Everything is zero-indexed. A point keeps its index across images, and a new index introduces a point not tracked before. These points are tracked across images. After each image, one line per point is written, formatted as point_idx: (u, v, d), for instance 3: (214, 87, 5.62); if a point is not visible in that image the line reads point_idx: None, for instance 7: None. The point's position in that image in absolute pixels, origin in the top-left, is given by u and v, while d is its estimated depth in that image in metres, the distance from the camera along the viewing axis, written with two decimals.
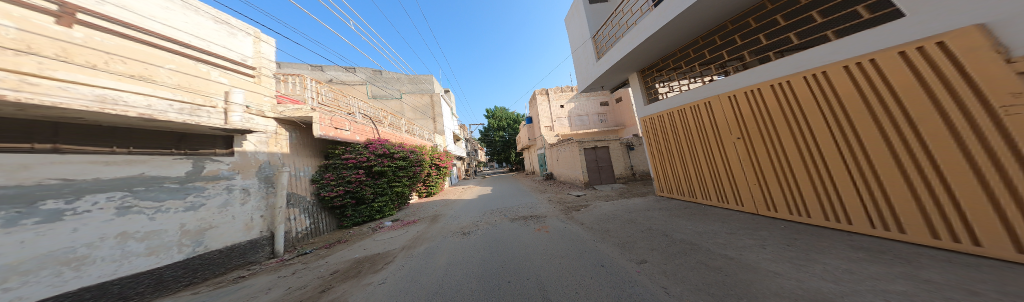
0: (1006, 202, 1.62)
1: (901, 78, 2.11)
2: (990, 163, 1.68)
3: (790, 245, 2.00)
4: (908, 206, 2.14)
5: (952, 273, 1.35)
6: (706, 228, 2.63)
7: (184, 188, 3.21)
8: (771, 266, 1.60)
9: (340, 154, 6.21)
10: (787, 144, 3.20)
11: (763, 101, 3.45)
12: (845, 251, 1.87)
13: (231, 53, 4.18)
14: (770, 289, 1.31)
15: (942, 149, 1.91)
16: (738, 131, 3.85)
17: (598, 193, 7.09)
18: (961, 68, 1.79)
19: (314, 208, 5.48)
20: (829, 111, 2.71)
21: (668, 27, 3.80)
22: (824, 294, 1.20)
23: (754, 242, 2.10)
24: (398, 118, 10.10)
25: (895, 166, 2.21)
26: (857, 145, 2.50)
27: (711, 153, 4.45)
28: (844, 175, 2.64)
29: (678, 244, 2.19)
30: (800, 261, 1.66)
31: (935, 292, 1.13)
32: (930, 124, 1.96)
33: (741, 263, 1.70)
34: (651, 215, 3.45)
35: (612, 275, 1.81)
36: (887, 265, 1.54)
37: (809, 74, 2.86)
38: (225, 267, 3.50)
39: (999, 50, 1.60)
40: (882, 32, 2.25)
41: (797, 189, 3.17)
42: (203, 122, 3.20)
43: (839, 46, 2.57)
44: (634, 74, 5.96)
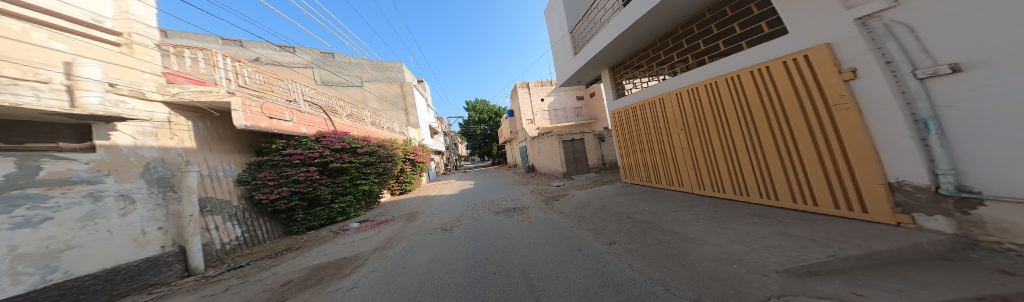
0: (832, 170, 2.47)
1: (783, 82, 2.81)
2: (825, 145, 2.50)
3: (714, 217, 2.61)
4: (785, 180, 2.96)
5: (804, 228, 2.00)
6: (658, 208, 3.18)
7: (4, 198, 2.12)
8: (701, 236, 2.08)
9: (279, 149, 5.06)
10: (713, 134, 3.95)
11: (698, 97, 4.12)
12: (747, 217, 2.54)
13: (71, 9, 2.70)
14: (702, 255, 1.72)
15: (801, 136, 2.71)
16: (680, 124, 4.57)
17: (573, 182, 7.71)
18: (815, 78, 2.50)
19: (246, 214, 4.47)
20: (738, 107, 3.44)
21: (634, 27, 4.08)
22: (735, 255, 1.64)
23: (691, 217, 2.66)
24: (360, 109, 8.76)
25: (774, 149, 3.05)
26: (755, 135, 3.28)
27: (661, 142, 5.22)
28: (747, 159, 3.45)
29: (639, 224, 2.62)
30: (720, 228, 2.20)
31: (795, 244, 1.68)
32: (796, 118, 2.73)
33: (682, 235, 2.16)
34: (618, 200, 3.97)
35: (588, 257, 2.07)
36: (770, 225, 2.17)
37: (729, 76, 3.54)
38: (108, 296, 2.60)
39: (836, 64, 2.30)
40: (776, 43, 2.90)
41: (716, 171, 4.03)
42: (26, 105, 2.11)
43: (749, 54, 3.22)
44: (606, 71, 6.53)
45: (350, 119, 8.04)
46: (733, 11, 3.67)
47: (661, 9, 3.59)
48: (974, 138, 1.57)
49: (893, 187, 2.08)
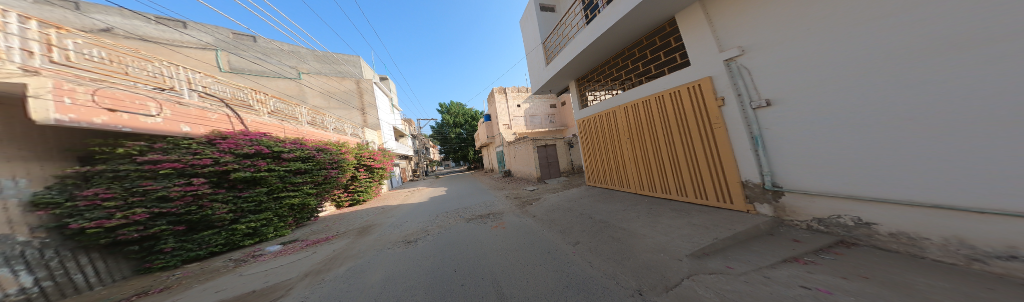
0: (717, 174, 3.25)
1: (684, 104, 3.54)
2: (712, 155, 3.27)
3: (651, 213, 3.21)
4: (692, 185, 3.64)
5: (706, 218, 2.69)
6: (613, 207, 3.71)
7: None
8: (642, 231, 2.55)
9: (129, 155, 3.30)
10: (641, 146, 4.55)
11: (629, 113, 4.73)
12: (672, 211, 3.23)
13: None
14: (642, 250, 2.13)
15: (696, 148, 3.46)
16: (618, 136, 5.16)
17: (546, 186, 8.12)
18: (703, 102, 3.25)
19: (48, 253, 2.71)
20: (655, 123, 4.12)
21: (592, 47, 4.59)
22: (663, 247, 2.10)
23: (636, 214, 3.21)
24: (288, 103, 7.28)
25: (681, 159, 3.76)
26: (669, 148, 3.92)
27: (605, 152, 5.80)
28: (665, 168, 4.09)
29: (598, 224, 3.00)
30: (655, 223, 2.74)
31: (700, 234, 2.26)
32: (693, 133, 3.46)
33: (629, 231, 2.59)
34: (583, 201, 4.43)
35: (556, 259, 2.26)
36: (686, 218, 2.83)
37: (649, 97, 4.20)
38: None
39: (715, 92, 3.07)
40: (680, 74, 3.63)
41: (645, 178, 4.66)
42: None
43: (663, 80, 3.92)
44: (572, 82, 6.85)
45: (274, 117, 6.56)
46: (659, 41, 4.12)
47: (609, 37, 4.20)
48: (790, 149, 2.45)
49: (742, 184, 2.99)
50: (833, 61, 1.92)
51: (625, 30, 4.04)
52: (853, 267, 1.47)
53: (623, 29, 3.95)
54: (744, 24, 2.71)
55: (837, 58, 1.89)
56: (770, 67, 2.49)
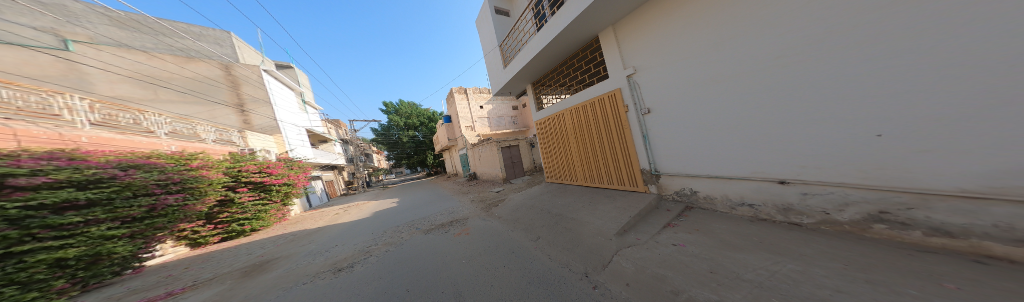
0: (629, 169, 3.82)
1: (603, 113, 4.02)
2: (624, 156, 3.82)
3: (593, 200, 3.81)
4: (612, 180, 4.18)
5: (629, 199, 3.45)
6: (566, 199, 4.19)
7: None
8: (588, 219, 3.02)
9: None
10: (574, 149, 4.91)
11: (564, 119, 5.04)
12: (607, 196, 3.94)
13: None
14: (588, 236, 2.58)
15: (615, 150, 3.97)
16: (557, 140, 5.46)
17: (510, 186, 8.29)
18: (616, 112, 3.75)
19: None
20: (584, 130, 4.52)
21: (538, 58, 4.76)
22: (602, 231, 2.59)
23: (584, 203, 3.75)
24: (2, 83, 3.77)
25: (605, 160, 4.23)
26: (595, 149, 4.38)
27: (548, 155, 6.02)
28: (593, 168, 4.54)
29: (555, 217, 3.35)
30: (597, 209, 3.28)
31: (626, 214, 2.87)
32: (612, 138, 3.95)
33: (578, 221, 3.03)
34: (542, 197, 4.79)
35: (519, 258, 2.39)
36: (618, 201, 3.52)
37: (577, 107, 4.58)
38: None
39: (625, 104, 3.59)
40: (596, 87, 4.09)
41: (577, 177, 5.06)
42: None
43: (586, 93, 4.32)
44: (529, 85, 6.50)
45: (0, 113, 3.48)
46: (586, 53, 4.46)
47: (554, 50, 4.45)
48: (670, 146, 3.18)
49: (643, 172, 3.60)
50: (717, 80, 2.51)
51: (568, 45, 4.30)
52: (706, 229, 2.27)
53: (566, 44, 4.21)
54: (635, 45, 3.32)
55: (720, 77, 2.48)
56: (655, 80, 3.15)
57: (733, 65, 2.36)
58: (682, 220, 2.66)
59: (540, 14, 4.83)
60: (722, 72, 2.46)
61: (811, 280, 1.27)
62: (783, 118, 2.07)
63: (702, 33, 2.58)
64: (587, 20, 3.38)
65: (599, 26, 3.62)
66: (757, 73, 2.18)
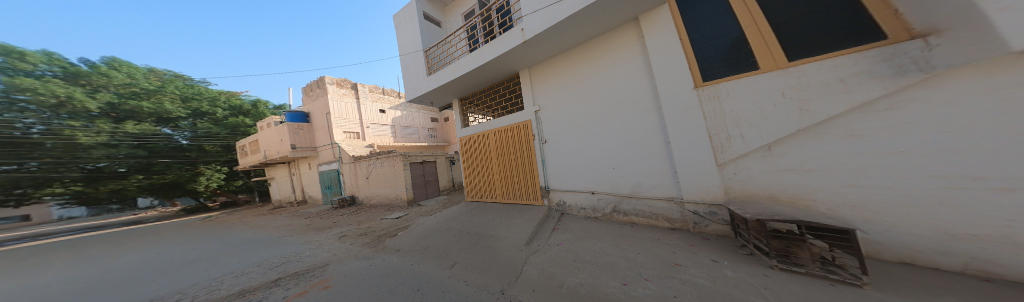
0: (534, 186, 4.34)
1: (517, 137, 4.56)
2: (531, 175, 4.36)
3: (509, 214, 4.10)
4: (521, 197, 4.57)
5: (535, 209, 4.10)
6: (485, 216, 4.21)
7: None
8: (505, 233, 3.19)
9: None
10: (492, 168, 5.07)
11: (486, 138, 5.20)
12: (518, 208, 4.41)
13: None
14: (505, 251, 2.69)
15: (524, 169, 4.47)
16: (478, 158, 5.45)
17: (419, 209, 6.98)
18: (526, 138, 4.38)
19: None
20: (502, 150, 4.84)
21: (465, 77, 4.68)
22: (517, 243, 2.83)
23: (501, 217, 3.97)
24: None
25: (517, 178, 4.60)
26: (509, 168, 4.74)
27: (469, 174, 5.77)
28: (507, 187, 4.81)
29: (474, 237, 3.25)
30: (512, 222, 3.58)
31: (534, 223, 3.37)
32: (523, 159, 4.48)
33: (496, 236, 3.14)
34: (460, 216, 4.49)
35: (429, 293, 1.98)
36: (527, 211, 4.07)
37: (498, 129, 4.93)
38: None
39: (534, 133, 4.29)
40: (514, 116, 4.68)
41: (494, 195, 5.13)
42: None
43: (506, 118, 4.80)
44: (455, 100, 6.14)
45: None
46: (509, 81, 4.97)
47: (481, 75, 4.63)
48: (560, 170, 4.02)
49: (542, 188, 4.27)
50: (586, 126, 3.64)
51: (494, 74, 4.68)
52: (581, 227, 3.18)
53: (492, 72, 4.55)
54: (540, 89, 4.27)
55: (587, 124, 3.62)
56: (550, 118, 4.11)
57: (584, 117, 3.66)
58: (559, 224, 3.44)
59: (473, 39, 5.02)
60: (580, 120, 3.72)
61: (627, 255, 2.07)
62: (615, 156, 3.32)
63: (569, 91, 3.84)
64: (511, 57, 3.91)
65: (519, 65, 4.33)
66: (603, 124, 3.42)
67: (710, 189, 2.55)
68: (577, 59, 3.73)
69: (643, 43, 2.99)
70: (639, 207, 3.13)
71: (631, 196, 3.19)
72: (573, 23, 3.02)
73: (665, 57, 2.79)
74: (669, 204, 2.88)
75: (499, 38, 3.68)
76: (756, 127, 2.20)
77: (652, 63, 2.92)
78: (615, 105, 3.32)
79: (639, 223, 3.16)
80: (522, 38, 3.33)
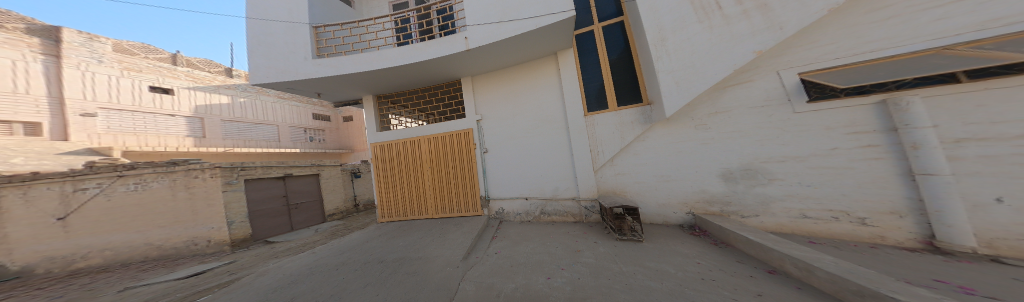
0: (473, 197, 4.27)
1: (456, 146, 4.33)
2: (471, 186, 4.27)
3: (437, 232, 3.60)
4: (458, 209, 4.35)
5: (469, 222, 3.91)
6: (405, 240, 3.46)
7: None
8: (436, 253, 2.79)
9: None
10: (425, 180, 4.48)
11: (417, 145, 4.55)
12: (450, 224, 4.00)
13: None
14: (435, 273, 2.32)
15: (464, 180, 4.30)
16: (405, 168, 4.64)
17: (264, 252, 4.35)
18: (466, 147, 4.27)
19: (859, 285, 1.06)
20: (437, 159, 4.40)
21: (382, 73, 3.72)
22: (451, 261, 2.55)
23: (427, 237, 3.44)
24: None
25: (455, 190, 4.36)
26: (445, 179, 4.38)
27: (392, 188, 4.80)
28: (442, 199, 4.40)
29: (390, 266, 2.56)
30: (443, 241, 3.19)
31: (469, 236, 3.22)
32: (462, 170, 4.31)
33: (423, 259, 2.67)
34: (362, 248, 3.35)
35: None
36: (461, 225, 3.80)
37: (432, 136, 4.44)
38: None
39: (474, 142, 4.25)
40: (451, 124, 4.44)
41: (427, 211, 4.55)
42: None
43: (442, 126, 4.45)
44: (371, 96, 4.99)
45: None
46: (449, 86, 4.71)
47: (410, 73, 3.88)
48: (499, 180, 4.24)
49: (481, 198, 4.29)
50: (522, 139, 4.09)
51: (427, 76, 4.14)
52: (516, 233, 3.43)
53: (429, 75, 4.09)
54: (481, 100, 4.34)
55: (523, 138, 4.09)
56: (490, 129, 4.26)
57: (519, 130, 4.11)
58: (498, 232, 3.58)
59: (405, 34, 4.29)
60: (516, 132, 4.13)
61: (553, 249, 2.44)
62: (544, 166, 3.97)
63: (509, 105, 4.16)
64: (452, 63, 3.64)
65: (460, 72, 4.15)
66: (536, 138, 4.02)
67: (598, 187, 3.67)
68: (516, 78, 4.13)
69: (560, 74, 3.83)
70: (558, 208, 3.92)
71: (552, 199, 3.95)
72: (515, 44, 3.29)
73: (573, 88, 3.75)
74: (573, 202, 3.84)
75: (438, 40, 3.33)
76: (607, 147, 3.57)
77: (565, 91, 3.79)
78: (542, 122, 3.99)
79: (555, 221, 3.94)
80: (465, 47, 3.19)
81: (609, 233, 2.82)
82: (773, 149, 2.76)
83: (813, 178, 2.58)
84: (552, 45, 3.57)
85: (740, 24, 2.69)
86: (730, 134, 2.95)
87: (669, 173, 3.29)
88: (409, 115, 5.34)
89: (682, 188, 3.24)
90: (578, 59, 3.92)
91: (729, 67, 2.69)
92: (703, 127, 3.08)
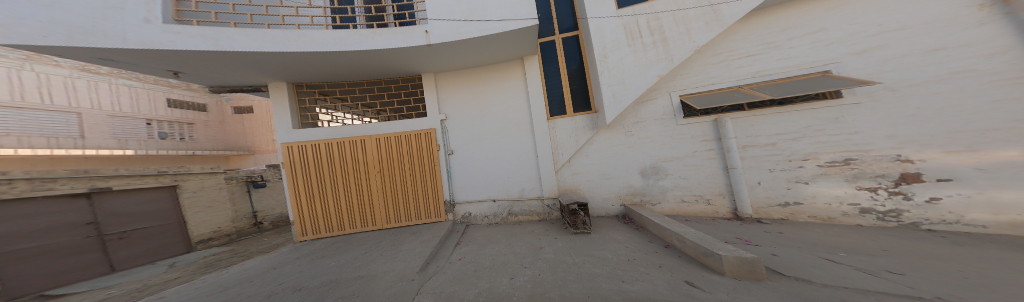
0: (435, 201, 4.01)
1: (416, 146, 3.96)
2: (432, 190, 3.99)
3: (385, 247, 3.13)
4: (418, 216, 3.97)
5: (426, 231, 3.58)
6: (340, 259, 2.87)
7: None
8: (384, 268, 2.46)
9: None
10: (376, 185, 3.91)
11: (365, 146, 3.91)
12: (403, 235, 3.54)
13: None
14: (383, 287, 2.07)
15: (424, 183, 3.98)
16: (348, 174, 3.90)
17: None
18: (428, 147, 3.97)
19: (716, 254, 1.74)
20: (391, 160, 3.91)
21: (308, 54, 2.93)
22: (403, 273, 2.31)
23: (370, 253, 2.96)
24: None
25: (412, 194, 3.95)
26: (402, 184, 3.93)
27: (327, 199, 3.91)
28: (399, 207, 3.95)
29: (318, 290, 2.09)
30: (393, 253, 2.83)
31: (426, 245, 2.99)
32: (423, 172, 3.97)
33: (366, 277, 2.30)
34: (268, 276, 2.55)
35: None
36: (415, 235, 3.44)
37: (385, 134, 3.93)
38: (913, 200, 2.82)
39: (437, 143, 4.01)
40: (406, 124, 4.00)
41: (378, 221, 3.97)
42: None
43: (394, 125, 3.96)
44: (282, 83, 3.94)
45: None
46: (402, 81, 4.33)
47: (355, 61, 3.27)
48: (463, 184, 4.10)
49: (446, 203, 4.07)
50: (488, 140, 4.10)
51: (375, 66, 3.59)
52: (477, 238, 3.39)
53: (386, 68, 3.71)
54: (443, 99, 4.16)
55: (489, 139, 4.10)
56: (456, 129, 4.10)
57: (487, 131, 4.11)
58: (463, 237, 3.48)
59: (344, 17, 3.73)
60: (483, 134, 4.11)
61: (517, 249, 2.60)
62: (507, 166, 4.09)
63: (474, 105, 4.13)
64: (410, 55, 3.32)
65: (422, 67, 3.87)
66: (501, 139, 4.10)
67: (558, 186, 4.08)
68: (482, 78, 4.14)
69: (526, 78, 4.04)
70: (524, 208, 4.14)
71: (519, 199, 4.13)
72: (483, 44, 3.27)
73: (538, 93, 4.02)
74: (538, 202, 4.11)
75: (391, 29, 2.97)
76: (565, 149, 4.02)
77: (530, 95, 4.02)
78: (510, 124, 4.10)
79: (520, 221, 4.14)
80: (426, 41, 2.98)
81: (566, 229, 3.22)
82: (668, 151, 3.79)
83: (688, 172, 3.71)
84: (521, 49, 3.69)
85: (650, 53, 3.58)
86: (645, 139, 3.86)
87: (609, 172, 3.99)
88: (349, 110, 4.66)
89: (617, 184, 3.98)
90: (542, 66, 4.26)
91: (645, 85, 3.52)
92: (627, 132, 3.91)
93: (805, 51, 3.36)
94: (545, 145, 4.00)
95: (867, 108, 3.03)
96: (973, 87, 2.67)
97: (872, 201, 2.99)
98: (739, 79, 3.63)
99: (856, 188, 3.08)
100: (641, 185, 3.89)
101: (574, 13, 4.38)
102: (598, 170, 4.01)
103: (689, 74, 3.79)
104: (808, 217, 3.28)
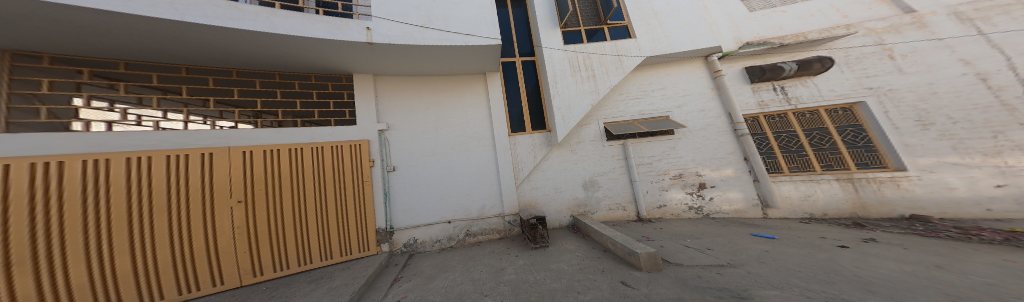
0: (361, 228, 3.45)
1: (342, 162, 3.43)
2: (358, 214, 3.47)
3: None
4: (323, 255, 3.16)
5: (342, 276, 2.64)
6: None
7: None
8: None
9: None
10: (260, 217, 2.81)
11: (251, 162, 2.86)
12: (299, 288, 2.44)
13: None
14: None
15: (348, 205, 3.40)
16: (197, 201, 2.51)
17: None
18: (359, 163, 3.56)
19: (633, 254, 2.27)
20: (300, 176, 3.13)
21: (148, 5, 1.99)
22: None
23: None
24: None
25: (328, 220, 3.23)
26: (310, 213, 3.13)
27: (90, 256, 1.98)
28: (292, 246, 2.97)
29: None
30: None
31: (337, 292, 2.16)
32: (350, 191, 3.44)
33: None
34: None
35: None
36: (321, 284, 2.46)
37: (290, 147, 3.12)
38: (709, 197, 4.77)
39: (370, 160, 3.63)
40: (328, 131, 3.43)
41: (240, 275, 2.65)
42: None
43: (303, 132, 3.28)
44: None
45: None
46: (314, 79, 3.76)
47: (246, 44, 2.64)
48: (403, 199, 3.74)
49: (376, 231, 3.55)
50: (438, 153, 3.99)
51: (284, 52, 2.92)
52: (419, 270, 2.83)
53: (306, 60, 3.22)
54: (384, 107, 3.91)
55: (439, 154, 4.00)
56: (401, 141, 3.88)
57: (443, 146, 4.04)
58: (404, 271, 2.89)
59: None
60: (437, 148, 4.01)
61: (476, 274, 2.41)
62: (457, 181, 3.98)
63: (422, 118, 4.06)
64: (339, 51, 3.04)
65: (358, 67, 3.61)
66: (451, 153, 4.03)
67: (518, 202, 4.19)
68: (430, 88, 4.21)
69: (487, 94, 4.32)
70: (483, 226, 3.99)
71: (477, 218, 3.97)
72: (436, 53, 3.38)
73: (499, 109, 4.28)
74: (499, 219, 4.08)
75: (311, 16, 2.67)
76: (524, 161, 4.28)
77: (492, 111, 4.25)
78: (468, 138, 4.16)
79: (483, 241, 3.92)
80: (367, 39, 2.86)
81: (526, 244, 3.32)
82: (598, 167, 4.69)
83: (613, 184, 4.69)
84: (478, 66, 4.02)
85: (586, 84, 4.38)
86: (579, 155, 4.61)
87: (560, 186, 4.47)
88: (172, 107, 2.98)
89: (567, 197, 4.47)
90: (504, 84, 4.52)
91: (583, 111, 4.23)
92: (569, 149, 4.58)
93: (661, 101, 5.10)
94: (495, 161, 4.16)
95: (684, 142, 4.89)
96: (713, 134, 4.91)
97: (692, 201, 4.78)
98: (635, 114, 5.03)
99: (687, 193, 4.81)
100: (582, 197, 4.54)
101: (532, 40, 4.94)
102: (549, 185, 4.41)
103: (609, 107, 5.00)
104: (680, 213, 4.76)
